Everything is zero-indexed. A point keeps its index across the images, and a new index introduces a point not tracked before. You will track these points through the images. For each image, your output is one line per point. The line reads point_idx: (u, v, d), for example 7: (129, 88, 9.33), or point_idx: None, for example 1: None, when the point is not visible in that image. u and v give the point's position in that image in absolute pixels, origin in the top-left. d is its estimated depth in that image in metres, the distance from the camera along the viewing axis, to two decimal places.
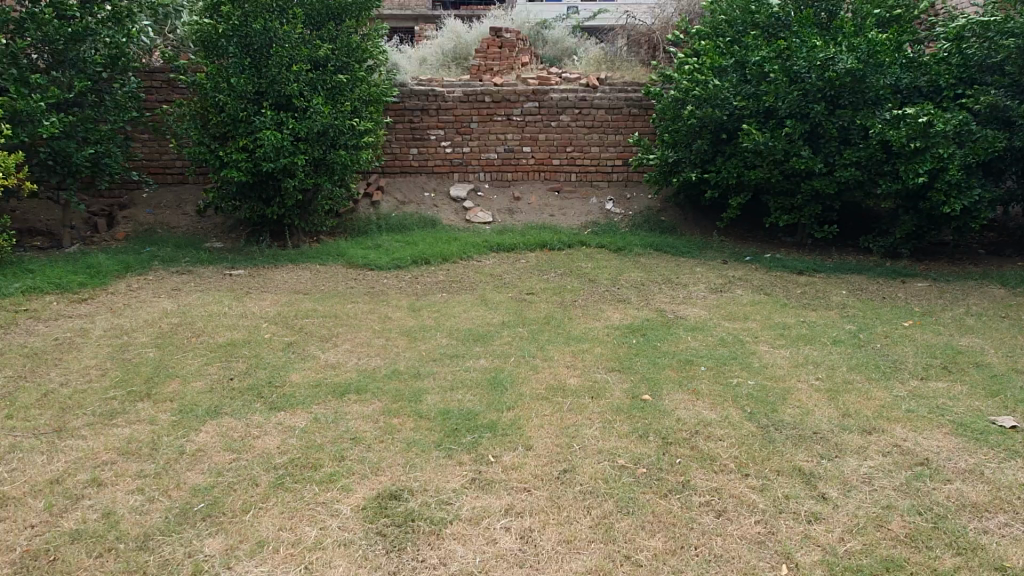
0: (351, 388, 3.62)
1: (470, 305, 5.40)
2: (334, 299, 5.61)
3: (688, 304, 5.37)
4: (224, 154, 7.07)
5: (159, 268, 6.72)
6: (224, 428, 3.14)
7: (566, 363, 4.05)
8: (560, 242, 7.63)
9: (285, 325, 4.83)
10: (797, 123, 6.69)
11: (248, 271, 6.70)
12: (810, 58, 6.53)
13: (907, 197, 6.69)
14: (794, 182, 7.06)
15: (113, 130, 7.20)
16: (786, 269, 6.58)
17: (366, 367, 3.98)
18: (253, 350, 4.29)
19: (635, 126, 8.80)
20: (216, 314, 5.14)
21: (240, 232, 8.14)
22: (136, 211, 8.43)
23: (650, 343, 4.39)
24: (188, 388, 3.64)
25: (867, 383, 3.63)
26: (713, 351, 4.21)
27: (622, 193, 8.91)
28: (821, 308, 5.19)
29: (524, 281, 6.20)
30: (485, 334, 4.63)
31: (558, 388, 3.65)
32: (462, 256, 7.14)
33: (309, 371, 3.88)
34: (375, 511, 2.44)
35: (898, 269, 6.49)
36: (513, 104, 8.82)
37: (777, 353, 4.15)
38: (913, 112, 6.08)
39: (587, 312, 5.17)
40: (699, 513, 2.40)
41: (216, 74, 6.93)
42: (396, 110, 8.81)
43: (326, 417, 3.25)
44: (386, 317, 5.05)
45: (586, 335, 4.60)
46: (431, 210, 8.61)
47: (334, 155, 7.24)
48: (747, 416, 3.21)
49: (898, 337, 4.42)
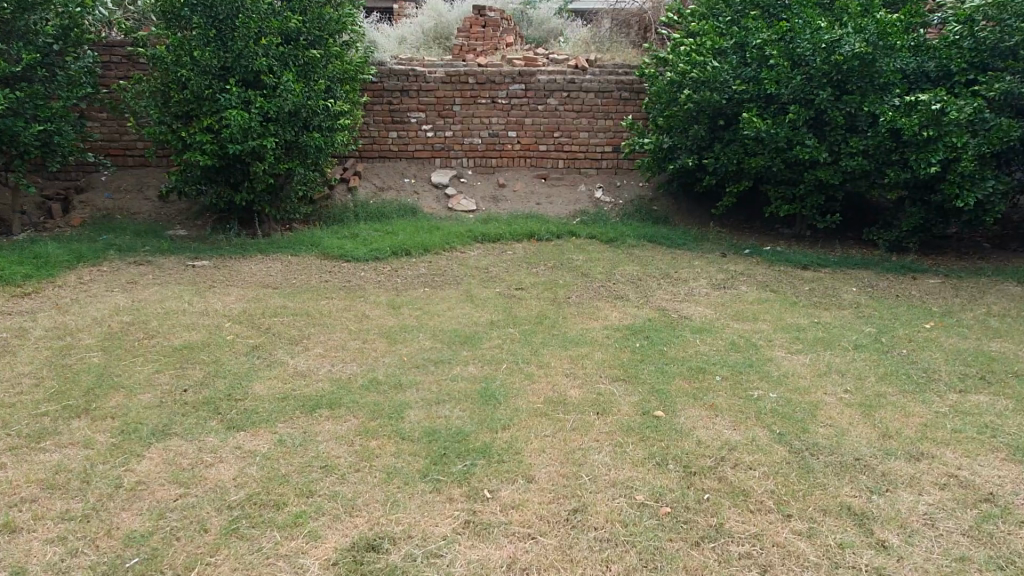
0: (322, 402, 3.17)
1: (455, 302, 4.96)
2: (305, 295, 5.13)
3: (691, 301, 4.98)
4: (186, 135, 6.53)
5: (115, 259, 6.18)
6: (172, 453, 2.68)
7: (565, 371, 3.64)
8: (548, 231, 7.20)
9: (251, 325, 4.36)
10: (801, 109, 6.30)
11: (213, 262, 6.19)
12: (815, 40, 6.15)
13: (915, 188, 6.36)
14: (796, 171, 6.68)
15: (66, 108, 6.61)
16: (789, 262, 6.22)
17: (340, 376, 3.53)
18: (212, 354, 3.82)
19: (626, 111, 8.37)
20: (175, 312, 4.65)
21: (206, 218, 7.60)
22: (94, 195, 7.86)
23: (655, 347, 3.99)
24: (134, 402, 3.16)
25: (901, 397, 3.26)
26: (725, 358, 3.82)
27: (612, 180, 8.50)
28: (834, 308, 4.84)
29: (512, 275, 5.76)
30: (473, 336, 4.21)
31: (558, 402, 3.23)
32: (445, 247, 6.68)
33: (274, 381, 3.42)
34: (349, 569, 2.02)
35: (906, 264, 6.17)
36: (498, 85, 8.34)
37: (797, 360, 3.78)
38: (926, 99, 5.73)
39: (583, 310, 4.76)
40: (742, 568, 2.03)
41: (178, 47, 6.38)
42: (373, 91, 8.29)
43: (293, 440, 2.80)
44: (363, 316, 4.59)
45: (585, 337, 4.19)
46: (411, 198, 8.13)
47: (308, 138, 6.74)
48: (776, 438, 2.82)
49: (922, 342, 4.07)
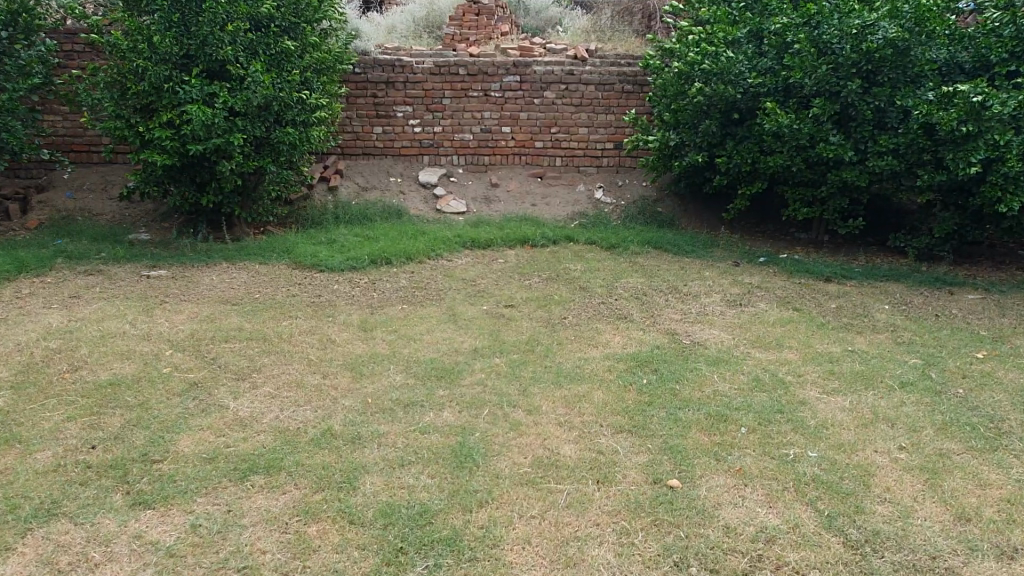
0: (259, 464, 2.57)
1: (436, 323, 4.35)
2: (266, 313, 4.53)
3: (703, 323, 4.37)
4: (145, 131, 5.90)
5: (63, 268, 5.58)
6: (51, 547, 2.10)
7: (558, 420, 3.02)
8: (544, 236, 6.58)
9: (196, 354, 3.75)
10: (825, 103, 5.69)
11: (172, 272, 5.59)
12: (843, 26, 5.57)
13: (948, 191, 5.76)
14: (817, 172, 6.06)
15: (14, 101, 5.99)
16: (809, 273, 5.62)
17: (287, 426, 2.92)
18: (141, 394, 3.21)
19: (629, 105, 7.74)
20: (112, 336, 4.04)
21: (173, 220, 6.98)
22: (52, 196, 7.24)
23: (664, 385, 3.39)
24: (29, 464, 2.57)
25: (970, 459, 2.69)
26: (749, 400, 3.22)
27: (613, 180, 7.89)
28: (867, 332, 4.24)
29: (502, 289, 5.16)
30: (451, 369, 3.60)
31: (549, 465, 2.64)
32: (430, 254, 6.07)
33: (206, 434, 2.82)
34: None
35: (940, 276, 5.58)
36: (492, 77, 7.71)
37: (835, 405, 3.17)
38: (966, 90, 5.11)
39: (580, 335, 4.16)
40: None
41: (136, 32, 5.74)
42: (356, 83, 7.67)
43: (210, 524, 2.20)
44: (328, 341, 3.98)
45: (582, 371, 3.58)
46: (396, 198, 7.52)
47: (281, 134, 6.10)
48: (825, 523, 2.26)
49: (980, 378, 3.48)
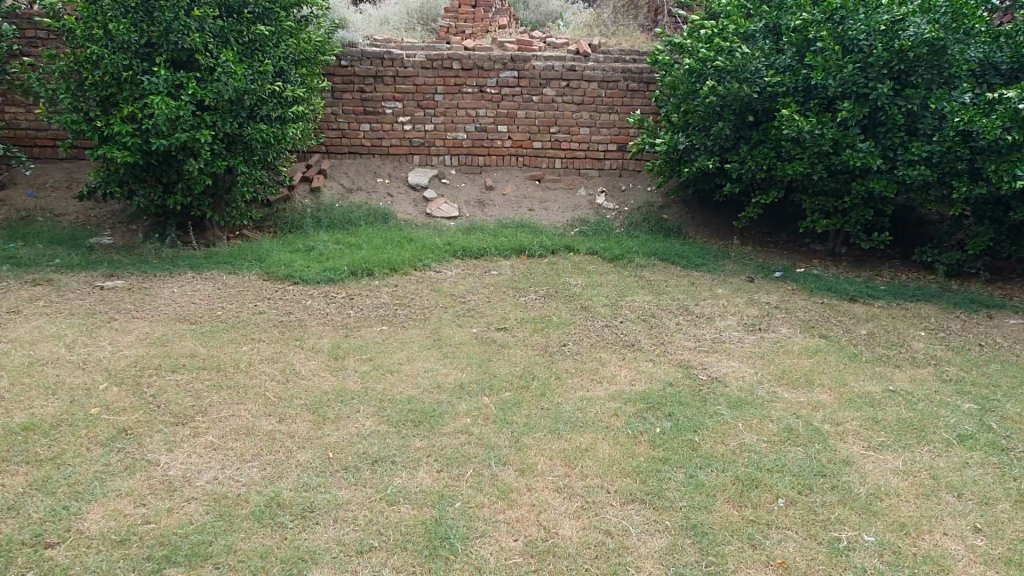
0: (181, 550, 2.09)
1: (417, 350, 3.82)
2: (226, 334, 4.00)
3: (721, 354, 3.84)
4: (103, 126, 5.34)
5: (9, 276, 5.04)
6: None
7: (557, 484, 2.50)
8: (542, 246, 6.04)
9: (134, 389, 3.21)
10: (853, 105, 5.16)
11: (130, 282, 5.05)
12: (871, 21, 5.08)
13: (984, 204, 5.26)
14: (841, 181, 5.53)
15: None
16: (832, 291, 5.10)
17: (224, 492, 2.39)
18: (58, 444, 2.69)
19: (634, 104, 7.22)
20: (43, 363, 3.50)
21: (140, 221, 6.42)
22: (12, 193, 6.67)
23: (681, 437, 2.86)
24: None
25: None
26: (782, 458, 2.70)
27: (616, 184, 7.37)
28: (908, 366, 3.73)
29: (494, 307, 4.63)
30: (431, 412, 3.06)
31: (547, 552, 2.14)
32: (416, 265, 5.53)
33: (123, 503, 2.30)
34: None
35: (977, 296, 5.06)
36: (488, 72, 7.17)
37: (886, 466, 2.66)
38: (1010, 96, 4.62)
39: (581, 368, 3.63)
40: None
41: (91, 16, 5.17)
42: (343, 76, 7.14)
43: None
44: (291, 373, 3.45)
45: (585, 416, 3.06)
46: (383, 201, 6.97)
47: (253, 130, 5.52)
48: None
49: None
